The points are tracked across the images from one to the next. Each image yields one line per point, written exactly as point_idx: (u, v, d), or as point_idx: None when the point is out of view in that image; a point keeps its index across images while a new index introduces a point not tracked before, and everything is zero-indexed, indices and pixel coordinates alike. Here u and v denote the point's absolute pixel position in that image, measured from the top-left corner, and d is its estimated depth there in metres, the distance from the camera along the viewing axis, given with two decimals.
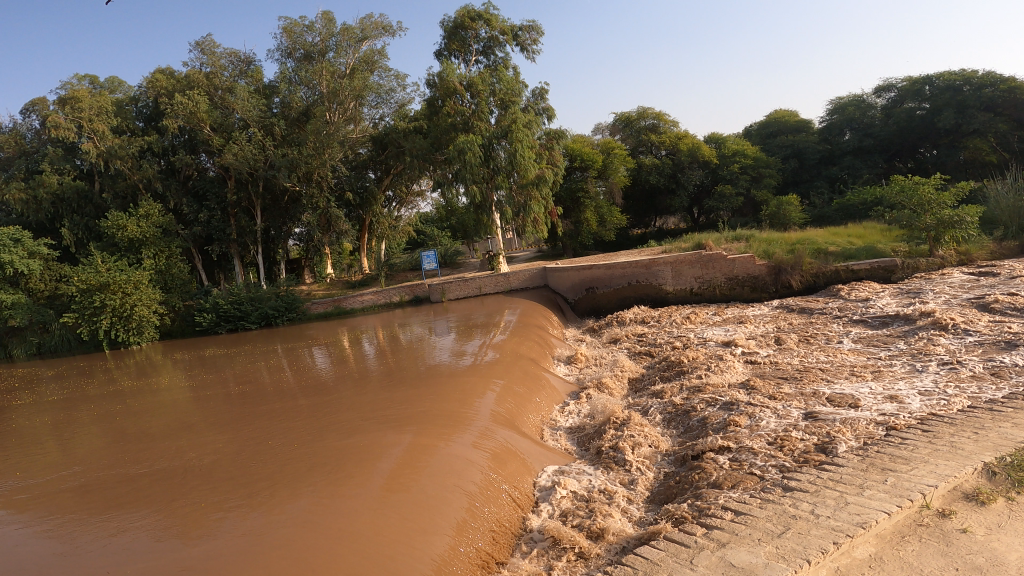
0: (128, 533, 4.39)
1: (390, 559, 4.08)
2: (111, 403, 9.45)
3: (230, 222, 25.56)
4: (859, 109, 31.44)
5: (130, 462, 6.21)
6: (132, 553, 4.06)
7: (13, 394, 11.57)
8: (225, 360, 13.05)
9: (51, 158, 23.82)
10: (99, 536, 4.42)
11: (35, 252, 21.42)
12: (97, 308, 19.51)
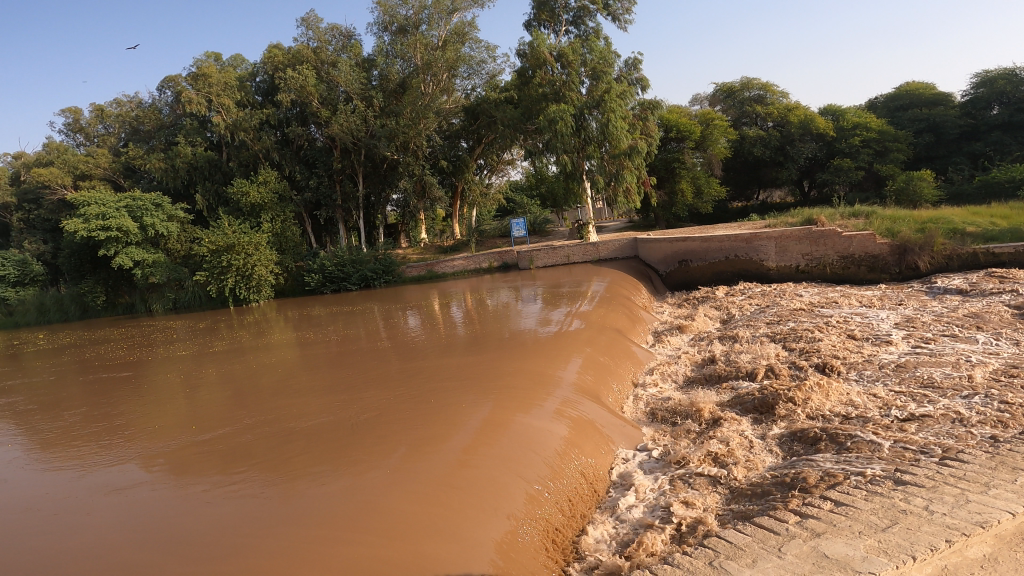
0: (250, 484, 5.25)
1: (466, 522, 4.58)
2: (234, 358, 10.93)
3: (336, 188, 27.69)
4: (1011, 83, 27.19)
5: (251, 417, 7.23)
6: (253, 502, 4.88)
7: (159, 344, 13.68)
8: (328, 321, 14.53)
9: (187, 131, 27.21)
10: (229, 483, 5.33)
11: (173, 216, 24.73)
12: (225, 267, 22.42)
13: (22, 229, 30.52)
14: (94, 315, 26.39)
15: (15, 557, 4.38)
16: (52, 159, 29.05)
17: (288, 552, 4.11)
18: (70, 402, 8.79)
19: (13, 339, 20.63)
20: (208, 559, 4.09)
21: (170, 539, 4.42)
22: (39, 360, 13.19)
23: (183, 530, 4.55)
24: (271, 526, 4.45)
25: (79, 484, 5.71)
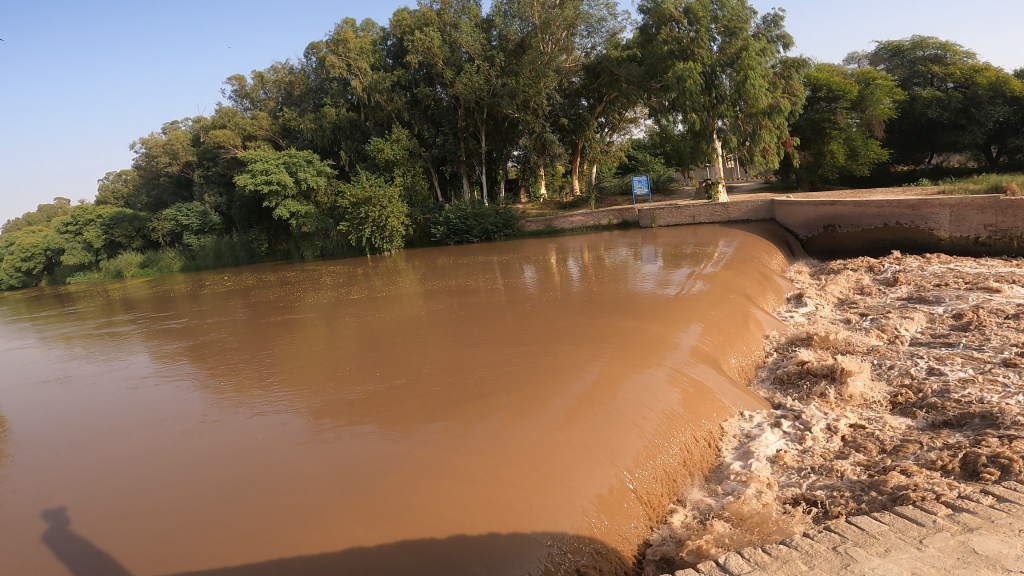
0: (370, 425, 5.76)
1: (570, 478, 4.72)
2: (368, 306, 12.12)
3: (461, 145, 28.65)
4: None
5: (375, 363, 7.87)
6: (375, 443, 5.32)
7: (310, 290, 15.59)
8: (451, 272, 15.40)
9: (333, 94, 29.69)
10: (355, 422, 5.87)
11: (321, 171, 27.43)
12: (363, 219, 24.58)
13: (204, 184, 35.86)
14: (260, 260, 30.65)
15: (191, 472, 5.20)
16: (224, 122, 33.44)
17: (406, 492, 4.46)
18: (238, 335, 10.32)
19: (202, 278, 24.83)
20: (339, 491, 4.57)
21: (307, 469, 4.97)
22: (218, 301, 15.63)
23: (318, 460, 5.10)
24: (390, 467, 4.84)
25: (237, 411, 6.61)
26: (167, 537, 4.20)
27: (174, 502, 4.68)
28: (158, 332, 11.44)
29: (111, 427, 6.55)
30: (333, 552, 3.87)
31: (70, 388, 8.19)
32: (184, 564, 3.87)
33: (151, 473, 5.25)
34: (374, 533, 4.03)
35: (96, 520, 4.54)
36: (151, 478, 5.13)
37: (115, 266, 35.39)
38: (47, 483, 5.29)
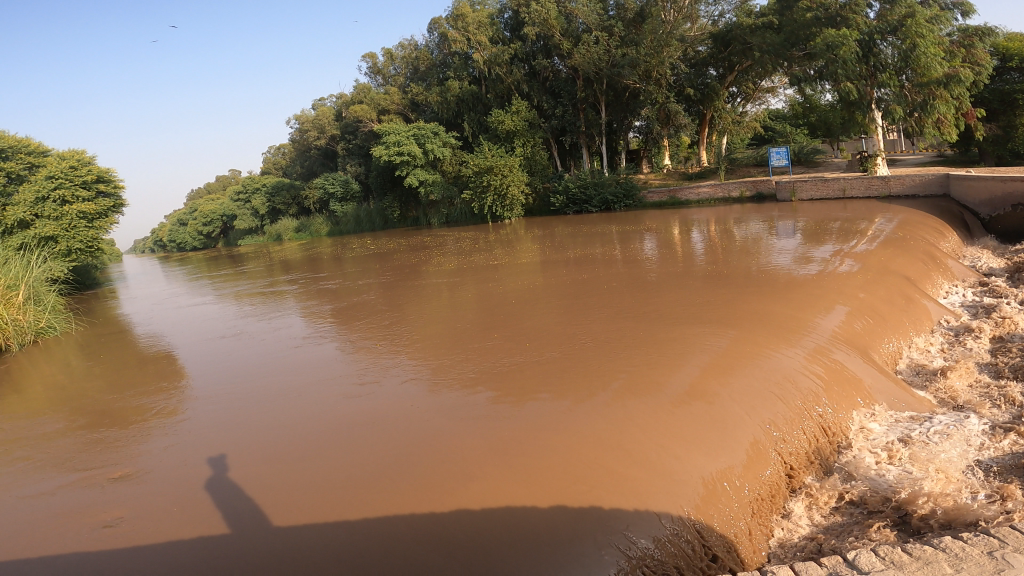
0: (484, 386, 6.05)
1: (671, 459, 4.56)
2: (490, 273, 12.70)
3: (581, 116, 28.19)
4: None
5: (491, 330, 8.13)
6: (481, 409, 5.46)
7: (435, 257, 16.65)
8: (570, 241, 15.52)
9: (455, 68, 30.61)
10: (466, 384, 6.14)
11: (446, 142, 28.75)
12: (485, 187, 25.47)
13: (345, 156, 39.30)
14: (392, 226, 33.33)
15: (318, 417, 5.71)
16: (361, 98, 36.09)
17: (511, 460, 4.54)
18: (372, 297, 11.33)
19: (345, 242, 27.72)
20: (447, 451, 4.74)
21: (418, 426, 5.24)
22: (357, 264, 17.29)
23: (429, 419, 5.36)
24: (495, 434, 4.94)
25: (359, 364, 7.16)
26: (299, 473, 4.66)
27: (308, 441, 5.22)
28: (305, 293, 12.86)
29: (258, 368, 7.41)
30: (443, 509, 4.03)
31: (229, 335, 9.40)
32: (313, 497, 4.31)
33: (300, 406, 6.01)
34: (480, 497, 4.13)
35: (255, 442, 5.30)
36: (300, 411, 5.87)
37: (274, 230, 40.73)
38: (223, 405, 6.25)
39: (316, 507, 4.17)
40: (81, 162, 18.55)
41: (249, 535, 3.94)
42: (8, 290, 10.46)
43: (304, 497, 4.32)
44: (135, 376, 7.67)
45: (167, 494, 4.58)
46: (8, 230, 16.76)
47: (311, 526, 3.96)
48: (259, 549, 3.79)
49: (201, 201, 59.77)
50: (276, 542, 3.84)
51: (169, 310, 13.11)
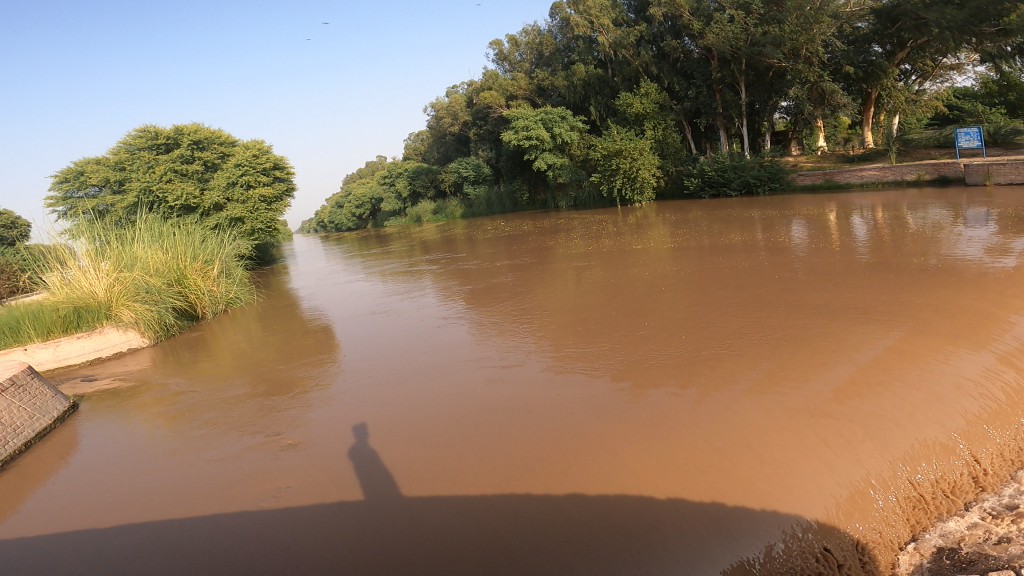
0: (604, 373, 5.92)
1: (809, 460, 4.01)
2: (622, 257, 12.55)
3: (717, 97, 26.32)
4: None
5: (625, 318, 7.89)
6: (607, 398, 5.28)
7: (566, 238, 16.88)
8: (708, 226, 14.76)
9: (580, 52, 29.92)
10: (586, 370, 6.07)
11: (574, 126, 28.67)
12: (614, 170, 25.03)
13: (477, 142, 40.86)
14: (521, 209, 34.46)
15: (445, 388, 5.96)
16: (490, 86, 37.02)
17: (650, 454, 4.26)
18: (504, 279, 11.63)
19: (476, 224, 29.26)
20: (581, 438, 4.59)
21: (549, 410, 5.16)
22: (490, 246, 17.94)
23: (560, 404, 5.26)
24: (621, 425, 4.73)
25: (489, 345, 7.30)
26: (434, 441, 4.79)
27: (433, 408, 5.48)
28: (443, 273, 13.60)
29: (398, 343, 7.89)
30: (579, 495, 3.87)
31: (374, 313, 10.16)
32: (432, 461, 4.48)
33: (430, 376, 6.33)
34: (618, 488, 3.91)
35: (385, 405, 5.67)
36: (429, 382, 6.17)
37: (415, 212, 44.39)
38: (363, 370, 6.79)
39: (451, 476, 4.24)
40: (261, 151, 22.22)
41: (391, 491, 4.10)
42: (207, 265, 12.63)
43: (440, 464, 4.42)
44: (299, 344, 8.58)
45: (321, 440, 4.94)
46: (207, 211, 19.84)
47: (448, 493, 4.03)
48: (400, 505, 3.91)
49: (351, 185, 66.36)
50: (415, 502, 3.95)
51: (327, 287, 14.66)
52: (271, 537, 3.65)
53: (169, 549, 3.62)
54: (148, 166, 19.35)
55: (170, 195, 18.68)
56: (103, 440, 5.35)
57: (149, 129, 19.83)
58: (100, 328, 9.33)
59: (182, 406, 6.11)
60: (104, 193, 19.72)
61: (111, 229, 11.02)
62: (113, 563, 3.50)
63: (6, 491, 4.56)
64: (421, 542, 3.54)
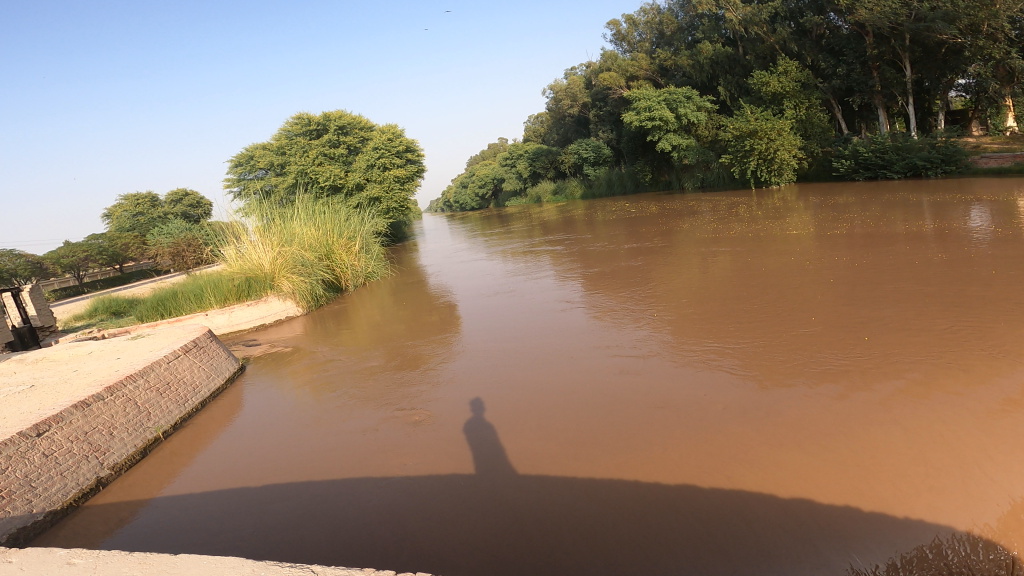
0: (726, 362, 5.44)
1: (977, 469, 3.32)
2: (753, 242, 11.47)
3: (874, 74, 22.23)
4: None
5: (760, 305, 7.10)
6: (726, 389, 4.83)
7: (689, 222, 15.87)
8: (859, 211, 12.95)
9: (705, 30, 27.96)
10: (705, 358, 5.62)
11: (701, 106, 26.67)
12: (747, 152, 22.82)
13: (597, 123, 39.79)
14: (643, 190, 32.98)
15: (555, 369, 5.85)
16: (609, 66, 35.53)
17: (792, 457, 3.71)
18: (621, 262, 11.20)
19: (595, 206, 28.66)
20: (707, 433, 4.16)
21: (671, 400, 4.78)
22: (609, 228, 17.44)
23: (683, 395, 4.84)
24: (743, 418, 4.29)
25: (605, 327, 7.01)
26: (547, 423, 4.67)
27: (541, 386, 5.44)
28: (559, 255, 13.48)
29: (515, 322, 7.90)
30: (707, 492, 3.47)
31: (493, 292, 10.33)
32: (538, 437, 4.42)
33: (542, 357, 6.25)
34: (754, 489, 3.44)
35: (495, 382, 5.74)
36: (540, 362, 6.08)
37: (536, 193, 44.83)
38: (478, 349, 6.89)
39: (564, 459, 4.07)
40: (394, 135, 23.30)
41: (504, 468, 4.05)
42: (351, 241, 13.78)
43: (553, 445, 4.28)
44: (424, 319, 9.01)
45: (439, 416, 5.08)
46: (350, 191, 21.69)
47: (561, 476, 3.87)
48: (512, 484, 3.83)
49: (475, 167, 68.77)
50: (528, 480, 3.85)
51: (452, 265, 15.30)
52: (391, 500, 3.78)
53: (306, 498, 3.90)
54: (303, 150, 21.59)
55: (321, 176, 20.66)
56: (261, 402, 6.04)
57: (303, 117, 22.08)
58: (266, 296, 10.59)
59: (325, 375, 6.69)
60: (269, 175, 22.46)
61: (275, 207, 12.44)
62: (260, 506, 3.84)
63: (192, 437, 5.21)
64: (533, 521, 3.40)
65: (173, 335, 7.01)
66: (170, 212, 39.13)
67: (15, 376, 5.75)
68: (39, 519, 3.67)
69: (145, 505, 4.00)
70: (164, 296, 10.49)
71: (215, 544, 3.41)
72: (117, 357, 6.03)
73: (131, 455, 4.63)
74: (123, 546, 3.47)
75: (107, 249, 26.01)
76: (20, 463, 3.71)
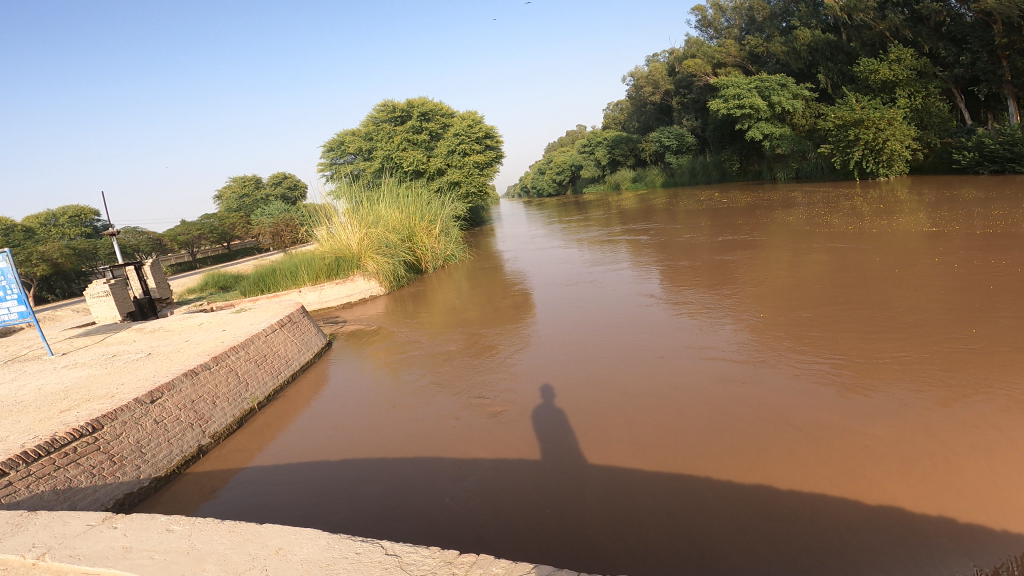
0: (813, 364, 5.06)
1: None
2: (852, 237, 10.51)
3: (1005, 63, 19.09)
4: None
5: (857, 305, 6.49)
6: (811, 393, 4.50)
7: (778, 214, 14.79)
8: (982, 208, 11.45)
9: (803, 16, 25.86)
10: (789, 357, 5.26)
11: (798, 94, 24.67)
12: (851, 141, 20.80)
13: (681, 111, 37.96)
14: (730, 179, 31.07)
15: (626, 361, 5.71)
16: (694, 53, 33.31)
17: (889, 473, 3.36)
18: (700, 255, 10.68)
19: (676, 195, 27.48)
20: (789, 438, 3.87)
21: (744, 399, 4.53)
22: (689, 219, 16.65)
23: (761, 395, 4.56)
24: (829, 424, 3.97)
25: (678, 320, 6.74)
26: (613, 413, 4.56)
27: (609, 377, 5.33)
28: (635, 245, 13.07)
29: (586, 312, 7.79)
30: (786, 501, 3.23)
31: (567, 280, 10.20)
32: (604, 428, 4.34)
33: (613, 349, 6.11)
34: (843, 503, 3.15)
35: (563, 370, 5.69)
36: (611, 354, 5.95)
37: (614, 181, 43.79)
38: (549, 337, 6.88)
39: (629, 452, 3.96)
40: (475, 122, 23.79)
41: (568, 456, 4.00)
42: (431, 224, 14.21)
43: (619, 436, 4.19)
44: (498, 305, 9.10)
45: (507, 401, 5.12)
46: (432, 175, 22.24)
47: (626, 468, 3.76)
48: (575, 473, 3.79)
49: (553, 153, 68.17)
50: (592, 470, 3.78)
51: (528, 251, 15.31)
52: (456, 479, 3.87)
53: (379, 474, 4.06)
54: (388, 136, 22.36)
55: (404, 161, 21.36)
56: (342, 378, 6.41)
57: (389, 104, 22.78)
58: (352, 275, 11.14)
59: (401, 355, 6.97)
60: (357, 160, 23.56)
61: (363, 190, 12.96)
62: (336, 478, 4.06)
63: (283, 408, 5.61)
64: (597, 511, 3.33)
65: (270, 310, 7.53)
66: (270, 194, 42.25)
67: (137, 344, 6.44)
68: (144, 484, 3.96)
69: (238, 472, 4.33)
70: (263, 273, 11.30)
71: (295, 511, 3.65)
72: (222, 330, 6.59)
73: (227, 425, 4.98)
74: (217, 508, 3.78)
75: (216, 228, 28.61)
76: (133, 428, 4.05)
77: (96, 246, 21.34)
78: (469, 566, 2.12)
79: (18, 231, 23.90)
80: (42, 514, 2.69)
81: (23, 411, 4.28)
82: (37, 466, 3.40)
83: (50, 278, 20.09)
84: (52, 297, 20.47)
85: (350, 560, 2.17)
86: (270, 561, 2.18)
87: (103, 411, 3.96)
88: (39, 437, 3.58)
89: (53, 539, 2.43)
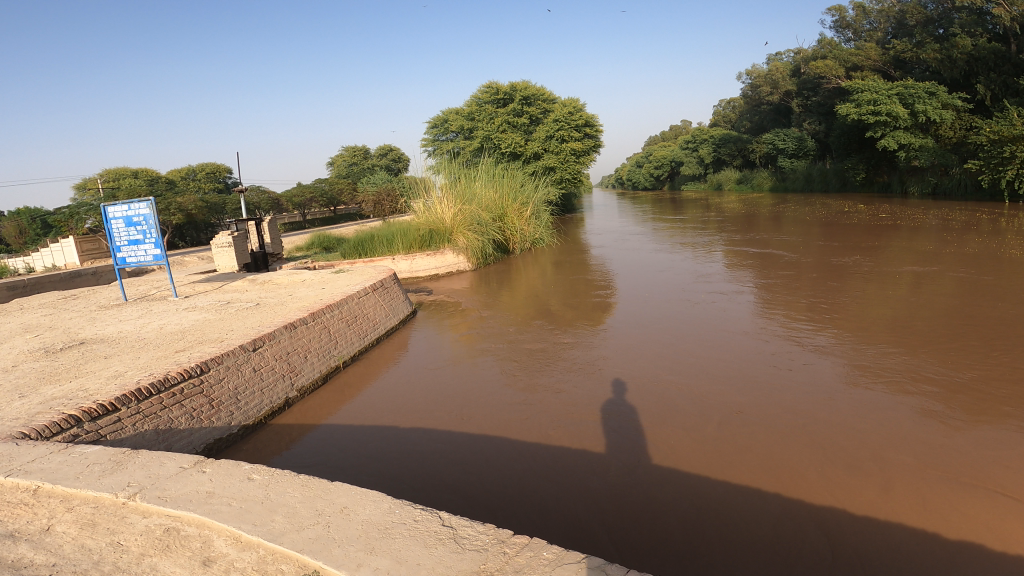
0: (919, 392, 4.53)
1: None
2: (991, 263, 9.23)
3: None
4: None
5: (988, 338, 5.70)
6: (910, 423, 4.03)
7: (903, 233, 13.25)
8: None
9: (964, 22, 22.39)
10: (888, 384, 4.75)
11: (948, 104, 21.78)
12: (1005, 158, 18.03)
13: (801, 113, 34.89)
14: (851, 190, 28.21)
15: (700, 367, 5.43)
16: (825, 54, 30.55)
17: (998, 525, 2.90)
18: (804, 270, 9.88)
19: (784, 201, 25.55)
20: (882, 467, 3.49)
21: (834, 421, 4.14)
22: (798, 229, 15.47)
23: (857, 419, 4.14)
24: (929, 460, 3.54)
25: (765, 334, 6.31)
26: (679, 417, 4.37)
27: (677, 380, 5.11)
28: (732, 252, 12.36)
29: (666, 314, 7.47)
30: (864, 534, 2.92)
31: (653, 280, 9.87)
32: (663, 429, 4.18)
33: (688, 353, 5.83)
34: (947, 547, 2.78)
35: (630, 367, 5.52)
36: (686, 358, 5.68)
37: (717, 180, 41.46)
38: (622, 333, 6.70)
39: (694, 457, 3.77)
40: (576, 109, 23.51)
41: (635, 453, 3.87)
42: (522, 207, 14.28)
43: (683, 439, 4.02)
44: (581, 294, 9.03)
45: (577, 390, 5.07)
46: (528, 159, 22.32)
47: (687, 473, 3.59)
48: (632, 470, 3.67)
49: (651, 148, 65.97)
50: (660, 470, 3.64)
51: (617, 245, 14.96)
52: (517, 463, 3.86)
53: (440, 446, 4.19)
54: (490, 117, 22.68)
55: (503, 143, 21.68)
56: (422, 346, 6.72)
57: (493, 86, 23.12)
58: (442, 249, 11.53)
59: (477, 333, 7.16)
60: (458, 138, 24.19)
61: (462, 167, 13.27)
62: (402, 445, 4.24)
63: (365, 369, 5.97)
64: (650, 514, 3.19)
65: (366, 273, 7.99)
66: (375, 164, 44.74)
67: (249, 294, 7.11)
68: (233, 431, 4.33)
69: (316, 426, 4.67)
70: (362, 237, 11.95)
71: (358, 472, 3.85)
72: (321, 287, 7.10)
73: (314, 379, 5.36)
74: (292, 458, 4.11)
75: (326, 193, 30.88)
76: (233, 374, 4.48)
77: (224, 201, 23.83)
78: (520, 547, 2.10)
79: (163, 184, 27.30)
80: (141, 453, 3.02)
81: (146, 348, 4.86)
82: (146, 404, 3.81)
83: (182, 226, 22.71)
84: (183, 244, 23.20)
85: (407, 526, 2.25)
86: (334, 519, 2.31)
87: (210, 355, 4.40)
88: (153, 375, 4.02)
89: (146, 481, 2.70)
